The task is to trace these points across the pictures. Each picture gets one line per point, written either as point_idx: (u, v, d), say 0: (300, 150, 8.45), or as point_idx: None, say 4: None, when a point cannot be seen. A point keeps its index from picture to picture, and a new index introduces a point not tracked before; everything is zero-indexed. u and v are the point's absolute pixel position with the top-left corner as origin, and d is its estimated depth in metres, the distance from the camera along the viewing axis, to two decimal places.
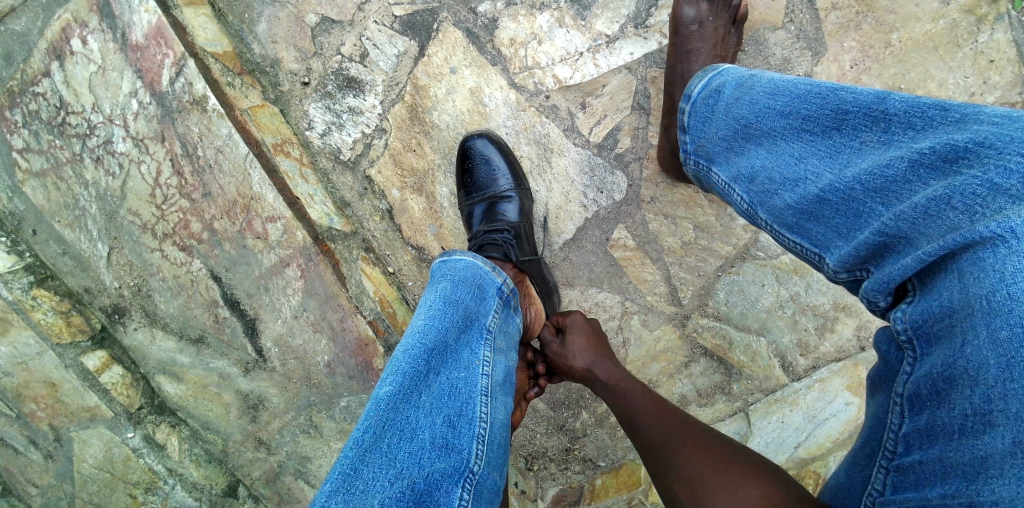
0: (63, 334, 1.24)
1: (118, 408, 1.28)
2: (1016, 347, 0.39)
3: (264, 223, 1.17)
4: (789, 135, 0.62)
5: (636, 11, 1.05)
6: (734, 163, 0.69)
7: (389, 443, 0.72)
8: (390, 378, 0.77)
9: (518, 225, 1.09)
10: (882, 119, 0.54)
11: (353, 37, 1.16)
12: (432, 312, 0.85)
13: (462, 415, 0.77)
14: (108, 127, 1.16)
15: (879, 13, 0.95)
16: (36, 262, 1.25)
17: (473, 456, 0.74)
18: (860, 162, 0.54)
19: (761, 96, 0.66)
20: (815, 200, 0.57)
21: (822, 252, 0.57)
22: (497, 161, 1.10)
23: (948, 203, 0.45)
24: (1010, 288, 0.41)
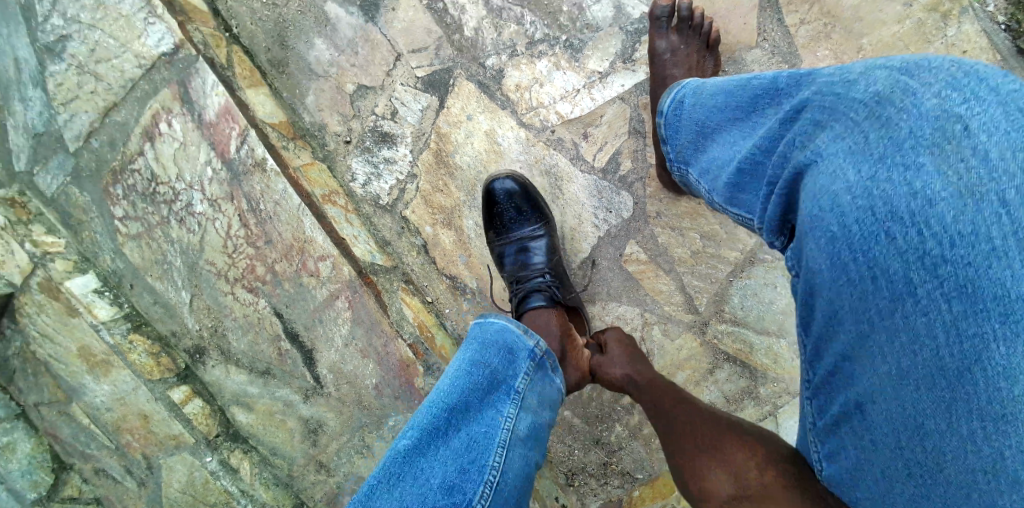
0: (154, 372, 1.46)
1: (199, 435, 1.46)
2: (829, 245, 0.55)
3: (316, 262, 1.34)
4: (724, 123, 0.77)
5: (623, 48, 1.18)
6: (700, 160, 0.80)
7: (405, 481, 0.85)
8: (412, 428, 0.90)
9: (552, 262, 1.21)
10: (775, 94, 0.70)
11: (385, 98, 1.35)
12: (459, 371, 0.95)
13: (475, 464, 0.87)
14: (189, 192, 1.38)
15: (846, 23, 1.03)
16: (133, 311, 1.49)
17: (476, 501, 0.84)
18: (759, 130, 0.70)
19: (701, 98, 0.82)
20: (734, 168, 0.72)
21: (747, 217, 0.71)
22: (525, 205, 1.21)
23: (796, 145, 0.62)
24: (818, 199, 0.56)
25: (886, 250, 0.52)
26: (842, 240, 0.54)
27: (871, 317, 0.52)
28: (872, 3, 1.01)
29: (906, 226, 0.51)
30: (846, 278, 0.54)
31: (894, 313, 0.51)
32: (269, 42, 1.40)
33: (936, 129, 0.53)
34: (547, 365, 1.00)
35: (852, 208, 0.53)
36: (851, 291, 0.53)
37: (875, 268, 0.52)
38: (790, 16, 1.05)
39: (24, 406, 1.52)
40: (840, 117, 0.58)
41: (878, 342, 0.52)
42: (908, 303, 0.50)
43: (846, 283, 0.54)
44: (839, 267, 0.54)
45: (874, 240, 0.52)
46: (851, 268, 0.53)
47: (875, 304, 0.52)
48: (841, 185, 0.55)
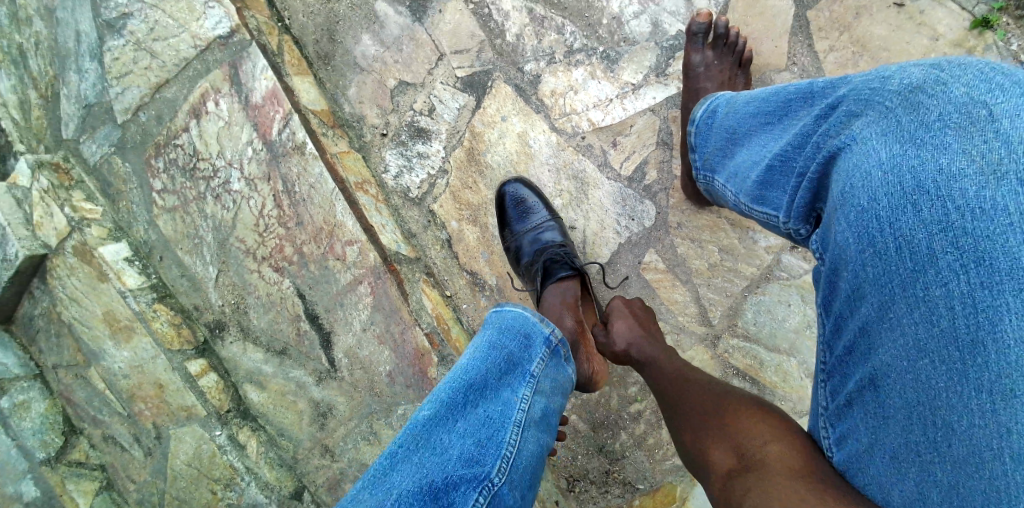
0: (174, 342, 1.50)
1: (211, 408, 1.49)
2: (858, 225, 0.58)
3: (344, 246, 1.37)
4: (754, 125, 0.81)
5: (657, 62, 1.23)
6: (728, 164, 0.86)
7: (423, 451, 0.89)
8: (431, 404, 0.94)
9: (565, 245, 1.24)
10: (807, 93, 0.74)
11: (423, 95, 1.41)
12: (478, 353, 0.98)
13: (491, 439, 0.90)
14: (228, 170, 1.44)
15: (873, 52, 1.07)
16: (159, 282, 1.55)
17: (493, 471, 0.88)
18: (791, 127, 0.74)
19: (736, 103, 0.87)
20: (764, 164, 0.76)
21: (777, 210, 0.75)
22: (531, 199, 1.28)
23: (830, 138, 0.65)
24: (850, 183, 0.59)
25: (911, 221, 0.54)
26: (870, 214, 0.56)
27: (894, 287, 0.55)
28: (900, 35, 1.05)
29: (931, 199, 0.54)
30: (873, 250, 0.56)
31: (917, 282, 0.53)
32: (319, 35, 1.49)
33: (961, 114, 0.56)
34: (561, 353, 1.02)
35: (881, 184, 0.56)
36: (875, 264, 0.56)
37: (899, 239, 0.54)
38: (819, 42, 1.10)
39: (43, 367, 1.58)
40: (873, 106, 0.62)
41: (898, 313, 0.54)
42: (928, 272, 0.53)
43: (871, 254, 0.56)
44: (866, 239, 0.57)
45: (901, 213, 0.55)
46: (877, 240, 0.56)
47: (898, 275, 0.54)
48: (872, 165, 0.58)
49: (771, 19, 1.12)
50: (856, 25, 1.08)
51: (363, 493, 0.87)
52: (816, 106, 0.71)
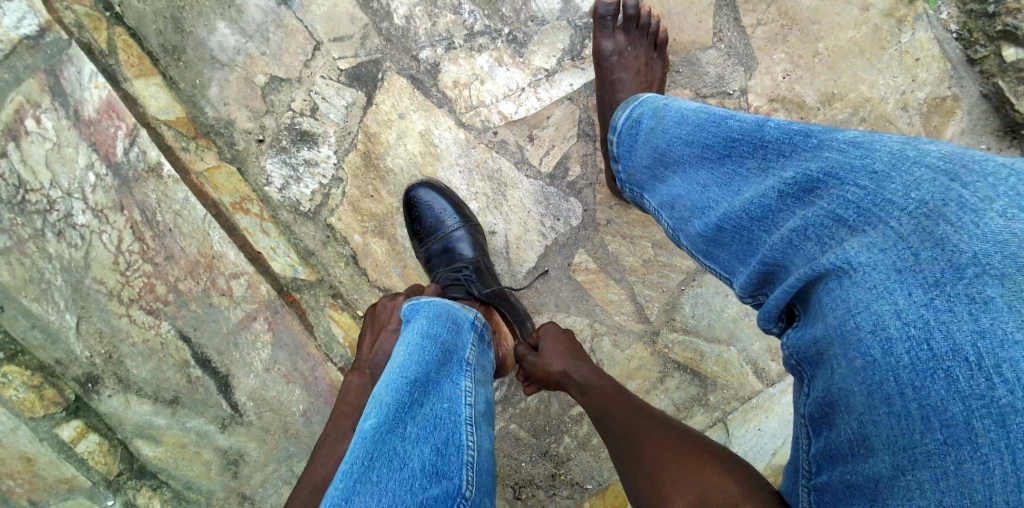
0: (37, 408, 1.10)
1: (96, 476, 1.14)
2: (869, 375, 0.45)
3: (228, 280, 1.19)
4: (694, 163, 0.70)
5: (571, 44, 1.08)
6: (660, 190, 0.77)
7: (377, 474, 0.69)
8: (374, 411, 0.75)
9: (477, 259, 1.10)
10: (761, 147, 0.61)
11: (302, 93, 1.18)
12: (411, 344, 0.82)
13: (450, 443, 0.75)
14: (68, 200, 1.11)
15: (804, 25, 0.98)
16: (2, 337, 1.09)
17: (465, 483, 0.72)
18: (747, 190, 0.61)
19: (670, 126, 0.75)
20: (715, 228, 0.64)
21: (728, 276, 0.65)
22: (441, 205, 1.12)
23: (806, 234, 0.53)
24: (855, 318, 0.46)
25: (942, 391, 0.41)
26: (883, 370, 0.44)
27: (914, 454, 0.42)
28: (831, 5, 0.96)
29: (969, 369, 0.40)
30: (887, 411, 0.44)
31: (945, 456, 0.41)
32: (161, 24, 1.20)
33: (994, 245, 0.42)
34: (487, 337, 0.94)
35: (898, 336, 0.44)
36: (892, 423, 0.44)
37: (927, 407, 0.42)
38: (747, 15, 0.99)
39: None
40: (875, 220, 0.48)
41: (918, 480, 0.42)
42: (963, 449, 0.40)
43: (884, 412, 0.44)
44: (878, 398, 0.45)
45: (927, 378, 0.42)
46: (895, 402, 0.44)
47: (923, 443, 0.42)
48: (883, 308, 0.45)
49: None
50: None
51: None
52: (778, 175, 0.58)
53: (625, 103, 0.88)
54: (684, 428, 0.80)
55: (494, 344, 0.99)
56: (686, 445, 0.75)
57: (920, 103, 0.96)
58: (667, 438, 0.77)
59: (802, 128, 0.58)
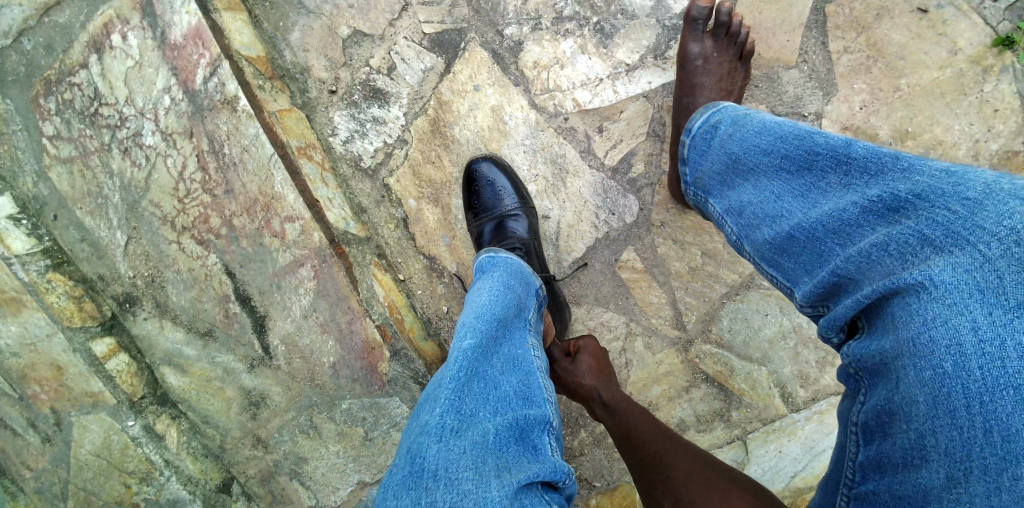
0: (74, 319, 1.25)
1: (121, 395, 1.28)
2: (939, 386, 0.48)
3: (282, 222, 1.19)
4: (770, 173, 0.71)
5: (656, 43, 1.09)
6: (727, 196, 0.78)
7: (479, 387, 0.77)
8: (470, 332, 0.82)
9: (528, 241, 1.11)
10: (844, 163, 0.62)
11: (383, 51, 1.20)
12: (495, 291, 0.90)
13: (531, 379, 0.84)
14: (139, 120, 1.20)
15: (889, 59, 0.99)
16: (54, 246, 1.26)
17: (550, 412, 0.82)
18: (824, 203, 0.63)
19: (749, 134, 0.75)
20: (785, 237, 0.67)
21: (790, 286, 0.68)
22: (502, 182, 1.13)
23: (887, 250, 0.55)
24: (931, 331, 0.49)
25: (1009, 408, 0.44)
26: (951, 382, 0.47)
27: (972, 467, 0.45)
28: (919, 43, 0.98)
29: None
30: (951, 423, 0.47)
31: (1002, 472, 0.43)
32: None
33: None
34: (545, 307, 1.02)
35: (971, 352, 0.46)
36: (952, 433, 0.47)
37: (990, 420, 0.44)
38: (834, 41, 1.01)
39: None
40: (963, 242, 0.50)
41: (970, 492, 0.45)
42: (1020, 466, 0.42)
43: (947, 423, 0.47)
44: (941, 408, 0.47)
45: (997, 393, 0.45)
46: (960, 414, 0.46)
47: (979, 457, 0.45)
48: (962, 323, 0.47)
49: (785, 9, 1.01)
50: (874, 27, 0.99)
51: (433, 449, 0.71)
52: (862, 192, 0.60)
53: (701, 108, 0.88)
54: (699, 450, 0.81)
55: (543, 319, 1.01)
56: (706, 467, 0.77)
57: (991, 155, 0.96)
58: (691, 461, 0.78)
59: (891, 151, 0.59)
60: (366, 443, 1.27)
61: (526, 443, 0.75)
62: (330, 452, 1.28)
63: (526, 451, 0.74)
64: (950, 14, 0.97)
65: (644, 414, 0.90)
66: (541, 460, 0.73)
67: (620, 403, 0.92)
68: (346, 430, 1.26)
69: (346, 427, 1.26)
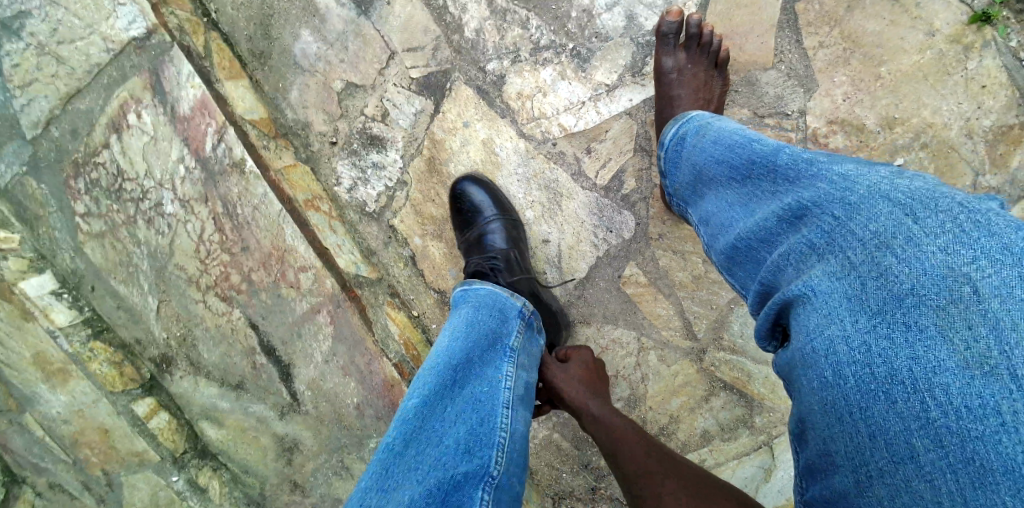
0: (116, 384, 1.34)
1: (164, 452, 1.36)
2: (830, 395, 0.51)
3: (297, 273, 1.24)
4: (720, 183, 0.74)
5: (633, 61, 1.10)
6: (697, 206, 0.79)
7: (415, 450, 0.80)
8: (419, 389, 0.85)
9: (507, 250, 1.13)
10: (772, 171, 0.66)
11: (376, 99, 1.26)
12: (458, 336, 0.92)
13: (483, 424, 0.83)
14: (160, 191, 1.29)
15: (867, 49, 0.99)
16: (94, 316, 1.37)
17: (494, 461, 0.80)
18: (755, 212, 0.66)
19: (707, 145, 0.77)
20: (729, 246, 0.69)
21: (743, 292, 0.69)
22: (481, 197, 1.16)
23: (792, 258, 0.59)
24: (812, 342, 0.53)
25: (883, 411, 0.48)
26: (835, 390, 0.51)
27: (870, 471, 0.48)
28: (894, 29, 0.98)
29: (906, 391, 0.47)
30: (842, 428, 0.50)
31: (896, 473, 0.46)
32: (251, 30, 1.33)
33: (943, 287, 0.48)
34: (535, 325, 1.00)
35: (845, 361, 0.51)
36: (846, 439, 0.50)
37: (871, 425, 0.48)
38: (808, 37, 1.01)
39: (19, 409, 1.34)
40: (839, 250, 0.55)
41: (877, 494, 0.47)
42: (906, 468, 0.45)
43: (839, 430, 0.51)
44: (832, 415, 0.51)
45: (871, 398, 0.49)
46: (846, 421, 0.50)
47: (873, 461, 0.48)
48: (835, 334, 0.52)
49: (756, 12, 1.03)
50: (847, 19, 0.99)
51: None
52: (781, 200, 0.63)
53: (676, 118, 0.89)
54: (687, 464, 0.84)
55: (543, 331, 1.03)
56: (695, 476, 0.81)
57: (986, 132, 0.95)
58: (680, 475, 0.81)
59: (806, 158, 0.63)
60: None
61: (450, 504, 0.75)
62: None
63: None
64: None
65: (638, 430, 0.90)
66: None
67: (613, 419, 0.92)
68: None
69: None
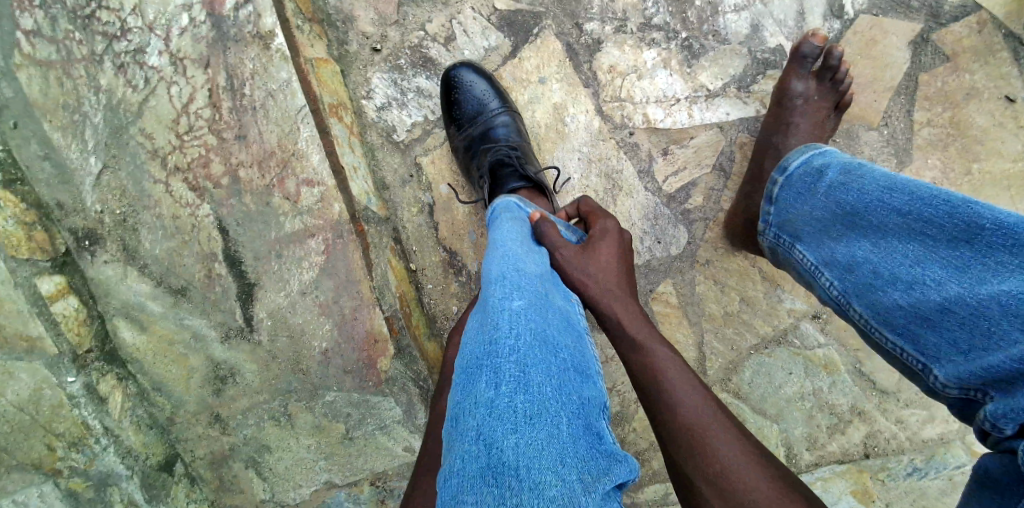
0: (20, 248, 1.04)
1: (64, 347, 1.07)
2: None
3: (298, 185, 1.05)
4: (903, 235, 0.66)
5: (743, 74, 1.04)
6: (832, 248, 0.74)
7: (542, 355, 0.65)
8: (521, 291, 0.72)
9: (523, 145, 1.04)
10: (1023, 242, 0.56)
11: (444, 17, 1.10)
12: (535, 257, 0.81)
13: (582, 346, 0.73)
14: (146, 36, 1.03)
15: (969, 140, 0.98)
16: (7, 159, 1.04)
17: (604, 390, 0.70)
18: (995, 282, 0.57)
19: (872, 187, 0.71)
20: (935, 308, 0.61)
21: (932, 360, 0.62)
22: (480, 86, 1.05)
23: None
24: None
25: None
26: None
27: None
28: (1000, 131, 0.97)
29: None
30: None
31: None
32: None
33: None
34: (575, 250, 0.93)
35: None
36: None
37: None
38: (920, 111, 0.99)
39: None
40: None
41: None
42: None
43: None
44: None
45: None
46: None
47: None
48: None
49: (881, 67, 0.99)
50: (962, 105, 0.98)
51: (510, 440, 0.55)
52: None
53: (802, 148, 0.87)
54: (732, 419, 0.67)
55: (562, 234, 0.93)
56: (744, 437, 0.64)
57: None
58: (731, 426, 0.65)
59: None
60: (345, 441, 1.17)
61: (596, 431, 0.61)
62: (300, 445, 1.17)
63: (600, 445, 0.60)
64: None
65: (676, 359, 0.72)
66: (617, 456, 0.60)
67: (640, 336, 0.74)
68: (324, 425, 1.16)
69: (325, 421, 1.16)
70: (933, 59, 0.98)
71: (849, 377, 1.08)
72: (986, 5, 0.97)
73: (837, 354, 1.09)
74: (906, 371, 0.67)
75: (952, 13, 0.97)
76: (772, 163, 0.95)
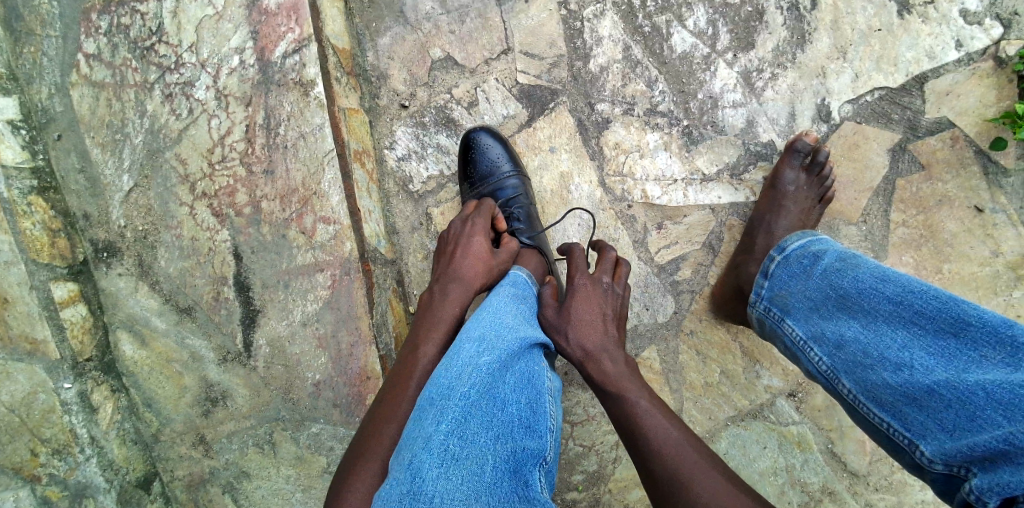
0: (42, 253, 1.09)
1: (66, 352, 1.11)
2: None
3: (316, 221, 1.12)
4: (892, 321, 0.70)
5: (737, 161, 1.13)
6: (819, 324, 0.79)
7: (483, 408, 0.72)
8: (489, 348, 0.77)
9: (528, 208, 1.12)
10: (1009, 343, 0.61)
11: (469, 84, 1.19)
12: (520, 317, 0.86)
13: (540, 400, 0.77)
14: (197, 71, 1.12)
15: (939, 242, 1.07)
16: (45, 169, 1.13)
17: (549, 446, 0.73)
18: (982, 372, 0.62)
19: (866, 275, 0.75)
20: (924, 389, 0.65)
21: (914, 436, 0.66)
22: (497, 151, 1.13)
23: None
24: None
25: None
26: None
27: None
28: (969, 237, 1.06)
29: None
30: None
31: None
32: None
33: None
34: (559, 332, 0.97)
35: None
36: None
37: None
38: (896, 212, 1.08)
39: None
40: None
41: None
42: None
43: None
44: None
45: None
46: None
47: None
48: None
49: (861, 169, 1.09)
50: (934, 210, 1.07)
51: (434, 472, 0.66)
52: None
53: (799, 232, 0.91)
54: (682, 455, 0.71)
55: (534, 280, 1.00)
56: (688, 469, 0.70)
57: None
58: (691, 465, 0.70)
59: None
60: (323, 475, 1.18)
61: (520, 478, 0.68)
62: (279, 475, 1.18)
63: (520, 490, 0.66)
64: (1002, 219, 1.05)
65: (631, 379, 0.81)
66: (533, 501, 0.66)
67: (617, 384, 0.80)
68: (306, 456, 1.17)
69: (307, 452, 1.17)
70: (909, 166, 1.07)
71: (822, 456, 1.10)
72: (960, 124, 1.06)
73: (811, 433, 1.11)
74: (890, 447, 0.70)
75: (928, 127, 1.07)
76: (764, 240, 1.02)
